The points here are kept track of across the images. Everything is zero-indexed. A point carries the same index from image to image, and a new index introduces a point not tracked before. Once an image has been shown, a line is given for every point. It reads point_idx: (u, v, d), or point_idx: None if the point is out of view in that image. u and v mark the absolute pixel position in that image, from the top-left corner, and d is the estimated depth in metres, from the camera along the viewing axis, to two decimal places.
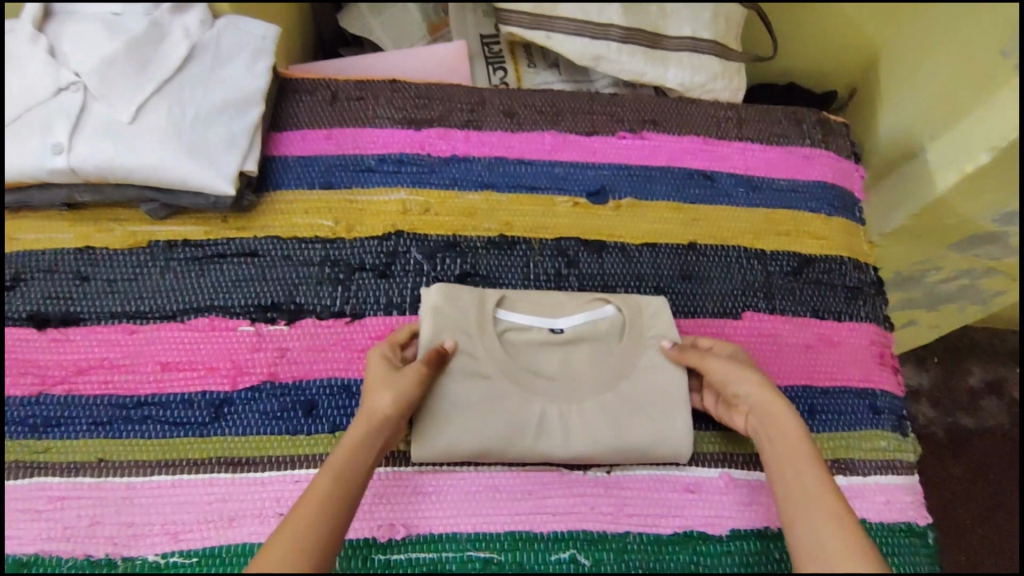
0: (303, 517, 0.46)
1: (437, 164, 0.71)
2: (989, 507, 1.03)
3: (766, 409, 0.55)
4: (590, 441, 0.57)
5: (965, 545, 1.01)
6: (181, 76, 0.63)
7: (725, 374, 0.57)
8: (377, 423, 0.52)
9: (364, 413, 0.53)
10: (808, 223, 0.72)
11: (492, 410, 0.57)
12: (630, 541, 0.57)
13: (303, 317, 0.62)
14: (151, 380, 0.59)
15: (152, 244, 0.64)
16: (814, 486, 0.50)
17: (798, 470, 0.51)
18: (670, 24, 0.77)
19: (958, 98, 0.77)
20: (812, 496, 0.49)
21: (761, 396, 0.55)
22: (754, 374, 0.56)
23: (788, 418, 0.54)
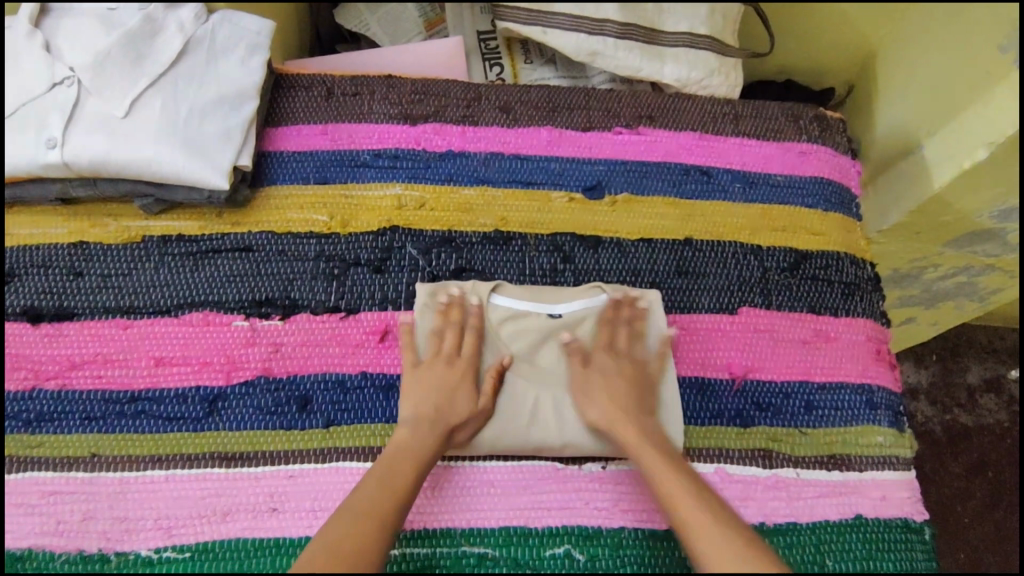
0: (368, 518, 0.49)
1: (433, 159, 0.70)
2: (986, 505, 1.03)
3: (624, 430, 0.55)
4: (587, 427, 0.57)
5: (963, 543, 1.01)
6: (175, 71, 0.63)
7: (589, 392, 0.57)
8: (421, 428, 0.55)
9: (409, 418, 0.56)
10: (805, 219, 0.72)
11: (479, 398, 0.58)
12: (625, 536, 0.57)
13: (297, 312, 0.62)
14: (146, 375, 0.59)
15: (147, 239, 0.64)
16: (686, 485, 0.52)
17: (665, 494, 0.52)
18: (666, 19, 0.77)
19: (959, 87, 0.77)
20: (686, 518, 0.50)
21: (614, 419, 0.56)
22: (615, 382, 0.57)
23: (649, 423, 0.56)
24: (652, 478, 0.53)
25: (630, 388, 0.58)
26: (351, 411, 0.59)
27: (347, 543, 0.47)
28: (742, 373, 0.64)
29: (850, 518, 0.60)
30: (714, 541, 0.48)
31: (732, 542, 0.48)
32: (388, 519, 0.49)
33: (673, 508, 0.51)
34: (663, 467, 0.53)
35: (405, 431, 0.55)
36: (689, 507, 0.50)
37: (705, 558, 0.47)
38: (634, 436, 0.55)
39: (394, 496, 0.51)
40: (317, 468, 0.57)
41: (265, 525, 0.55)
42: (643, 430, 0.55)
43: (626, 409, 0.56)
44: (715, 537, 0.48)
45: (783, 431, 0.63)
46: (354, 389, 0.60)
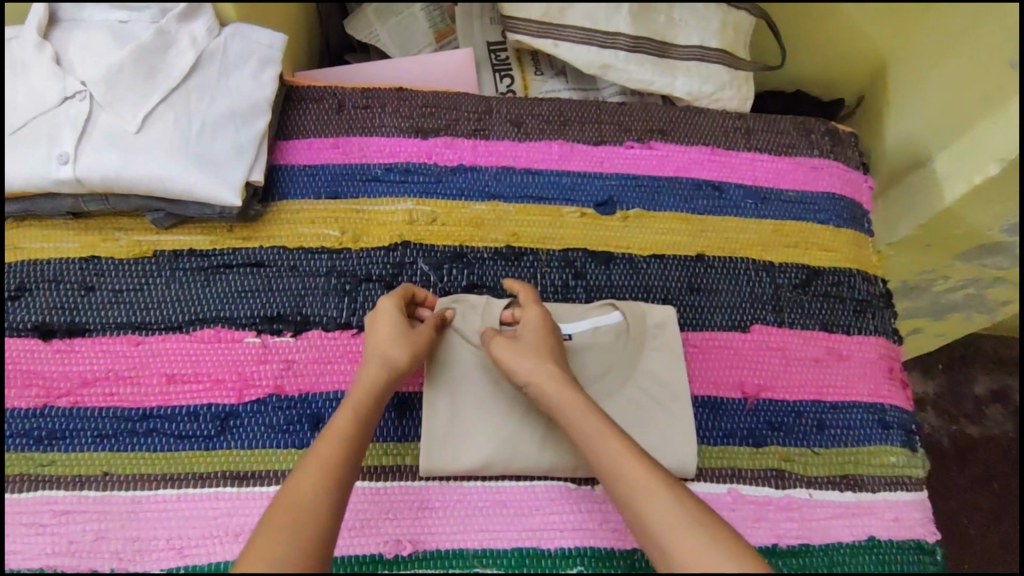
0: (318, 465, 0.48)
1: (444, 173, 0.70)
2: (994, 517, 1.03)
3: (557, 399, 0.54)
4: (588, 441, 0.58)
5: (970, 555, 1.01)
6: (187, 85, 0.63)
7: (512, 357, 0.56)
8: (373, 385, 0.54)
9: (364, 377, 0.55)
10: (817, 235, 0.72)
11: (480, 417, 0.59)
12: (639, 558, 0.56)
13: (309, 329, 0.62)
14: (157, 393, 0.59)
15: (158, 254, 0.64)
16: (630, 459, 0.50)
17: (604, 461, 0.50)
18: (679, 33, 0.77)
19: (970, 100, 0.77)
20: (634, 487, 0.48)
21: (543, 384, 0.55)
22: (543, 341, 0.57)
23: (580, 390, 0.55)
24: (588, 442, 0.51)
25: (546, 349, 0.57)
26: None
27: (291, 499, 0.46)
28: (754, 392, 0.64)
29: (864, 540, 0.60)
30: (659, 506, 0.47)
31: (675, 504, 0.47)
32: (339, 472, 0.48)
33: (613, 473, 0.50)
34: (600, 431, 0.51)
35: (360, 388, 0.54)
36: (630, 471, 0.49)
37: (651, 523, 0.47)
38: (572, 400, 0.53)
39: (340, 450, 0.50)
40: None
41: None
42: (568, 392, 0.54)
43: (552, 372, 0.55)
44: (659, 499, 0.47)
45: (796, 451, 0.62)
46: None
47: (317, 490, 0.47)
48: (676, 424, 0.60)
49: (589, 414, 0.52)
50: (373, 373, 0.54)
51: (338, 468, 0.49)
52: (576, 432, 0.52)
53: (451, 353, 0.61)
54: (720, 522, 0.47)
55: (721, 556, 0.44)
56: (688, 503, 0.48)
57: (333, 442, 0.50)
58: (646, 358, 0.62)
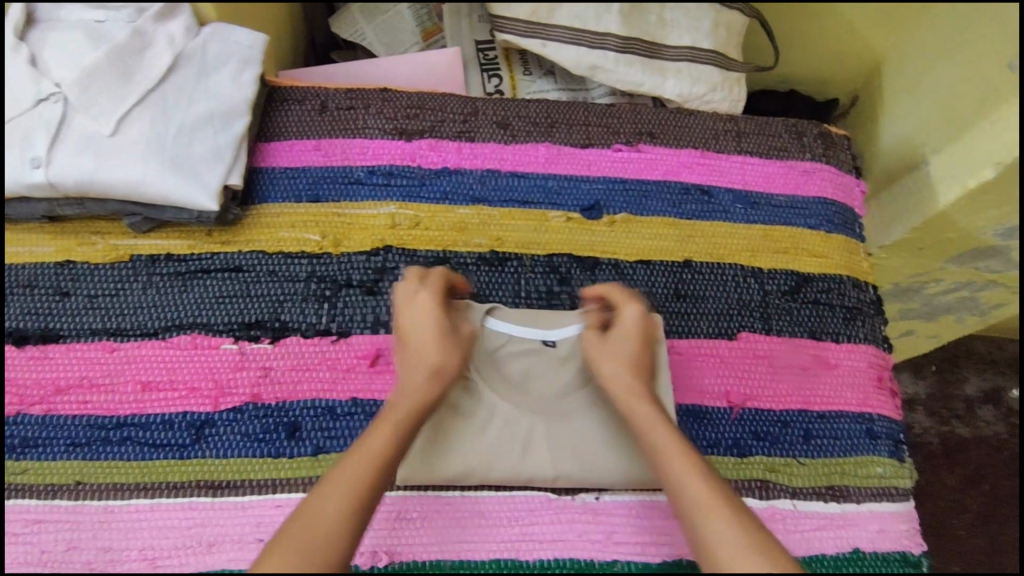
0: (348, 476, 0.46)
1: (428, 176, 0.69)
2: (984, 520, 1.03)
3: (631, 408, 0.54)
4: (569, 452, 0.57)
5: (960, 556, 1.00)
6: (164, 88, 0.62)
7: (606, 372, 0.56)
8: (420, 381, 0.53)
9: (406, 367, 0.54)
10: (807, 241, 0.71)
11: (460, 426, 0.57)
12: (618, 569, 0.57)
13: (287, 335, 0.61)
14: (131, 400, 0.58)
15: (135, 258, 0.63)
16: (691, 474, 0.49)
17: (669, 472, 0.50)
18: (670, 32, 0.76)
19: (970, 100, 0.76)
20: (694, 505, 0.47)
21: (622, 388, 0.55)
22: (631, 346, 0.57)
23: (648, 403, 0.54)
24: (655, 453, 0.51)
25: (627, 354, 0.56)
26: (340, 439, 0.58)
27: (320, 511, 0.44)
28: (739, 402, 0.63)
29: (846, 551, 0.59)
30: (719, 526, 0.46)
31: (734, 529, 0.46)
32: (367, 495, 0.46)
33: (678, 487, 0.49)
34: (670, 444, 0.51)
35: (405, 381, 0.53)
36: (695, 487, 0.48)
37: (709, 542, 0.46)
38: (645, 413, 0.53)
39: (377, 464, 0.48)
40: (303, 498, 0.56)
41: (249, 557, 0.54)
42: (638, 399, 0.54)
43: (629, 383, 0.55)
44: (719, 520, 0.46)
45: (781, 462, 0.61)
46: (344, 416, 0.59)
47: (343, 507, 0.45)
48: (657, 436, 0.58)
49: (658, 424, 0.52)
50: (421, 382, 0.52)
51: (372, 484, 0.47)
52: (643, 441, 0.52)
53: None
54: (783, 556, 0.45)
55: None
56: (749, 531, 0.46)
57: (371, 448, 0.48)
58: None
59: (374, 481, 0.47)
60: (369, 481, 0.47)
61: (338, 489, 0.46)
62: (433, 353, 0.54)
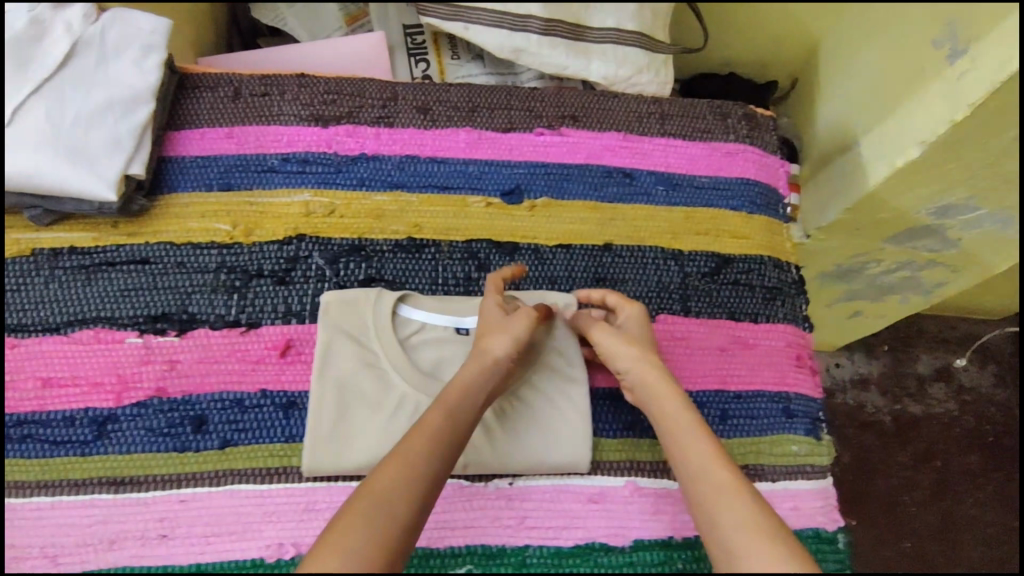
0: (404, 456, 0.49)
1: (345, 163, 0.68)
2: (934, 496, 1.03)
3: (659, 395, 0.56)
4: (482, 437, 0.57)
5: (910, 533, 1.00)
6: (61, 75, 0.60)
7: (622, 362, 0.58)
8: (488, 367, 0.55)
9: (474, 358, 0.56)
10: (729, 222, 0.71)
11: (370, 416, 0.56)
12: (530, 555, 0.56)
13: (194, 327, 0.60)
14: (31, 397, 0.57)
15: (36, 252, 0.62)
16: (709, 461, 0.51)
17: (690, 462, 0.52)
18: (593, 14, 0.74)
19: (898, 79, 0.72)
20: (712, 492, 0.49)
21: (640, 376, 0.57)
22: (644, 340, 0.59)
23: (669, 393, 0.55)
24: (677, 440, 0.53)
25: (642, 343, 0.59)
26: (248, 431, 0.57)
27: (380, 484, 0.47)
28: None
29: None
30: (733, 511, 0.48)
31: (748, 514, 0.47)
32: (423, 474, 0.48)
33: (698, 473, 0.51)
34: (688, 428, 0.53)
35: (472, 368, 0.55)
36: (715, 474, 0.50)
37: (725, 523, 0.47)
38: (667, 401, 0.55)
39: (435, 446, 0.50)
40: (209, 491, 0.55)
41: (151, 553, 0.54)
42: (665, 381, 0.56)
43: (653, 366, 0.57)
44: (737, 505, 0.48)
45: None
46: (252, 408, 0.58)
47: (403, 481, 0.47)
48: (565, 417, 0.59)
49: (681, 411, 0.54)
50: (470, 366, 0.55)
51: (427, 464, 0.49)
52: (668, 426, 0.54)
53: (339, 357, 0.58)
54: (790, 539, 0.46)
55: (792, 569, 0.43)
56: (766, 516, 0.48)
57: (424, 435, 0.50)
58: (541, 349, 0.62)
59: (430, 463, 0.49)
60: (424, 466, 0.49)
61: (385, 479, 0.47)
62: (486, 336, 0.57)
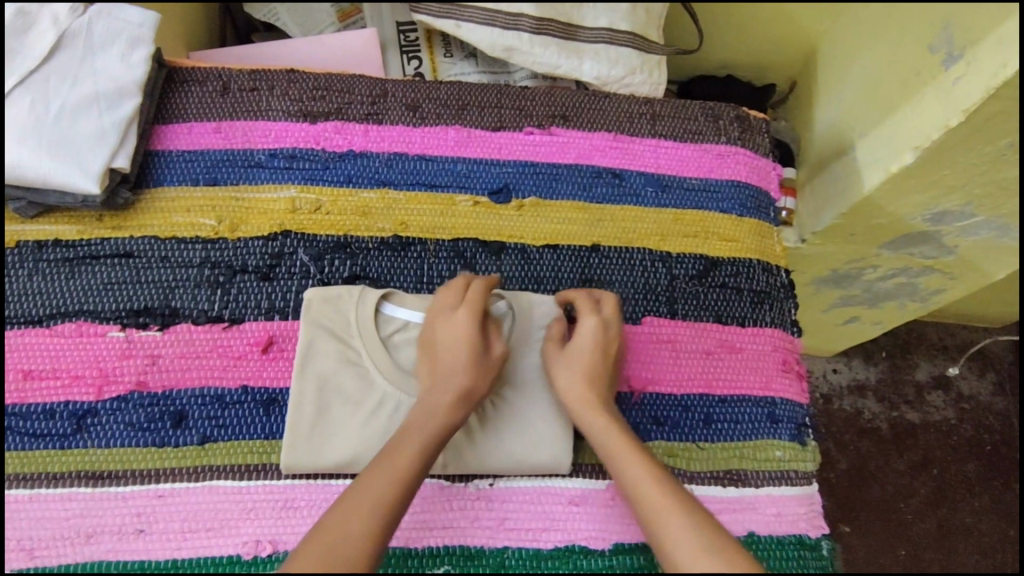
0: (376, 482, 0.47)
1: (332, 159, 0.68)
2: (930, 504, 1.02)
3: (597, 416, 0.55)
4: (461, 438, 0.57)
5: (905, 540, 0.99)
6: (47, 68, 0.60)
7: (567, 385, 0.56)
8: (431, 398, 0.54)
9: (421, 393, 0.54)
10: (718, 224, 0.70)
11: (351, 416, 0.56)
12: (508, 556, 0.56)
13: (176, 322, 0.60)
14: (11, 389, 0.57)
15: (21, 244, 0.62)
16: (643, 476, 0.51)
17: (628, 480, 0.51)
18: (586, 13, 0.73)
19: (898, 80, 0.71)
20: (652, 507, 0.49)
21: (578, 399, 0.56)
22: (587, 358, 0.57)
23: (598, 414, 0.55)
24: (613, 461, 0.53)
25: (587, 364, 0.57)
26: (228, 428, 0.57)
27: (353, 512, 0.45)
28: (640, 387, 0.63)
29: (742, 536, 0.59)
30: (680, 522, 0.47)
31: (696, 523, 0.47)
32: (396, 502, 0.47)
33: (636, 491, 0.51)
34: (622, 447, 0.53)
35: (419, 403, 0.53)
36: (653, 492, 0.50)
37: (667, 540, 0.47)
38: (596, 420, 0.55)
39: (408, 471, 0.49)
40: (186, 487, 0.55)
41: (128, 548, 0.53)
42: (597, 402, 0.56)
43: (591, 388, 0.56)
44: (676, 519, 0.48)
45: (680, 447, 0.61)
46: (233, 404, 0.58)
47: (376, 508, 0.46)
48: (545, 420, 0.58)
49: (611, 430, 0.54)
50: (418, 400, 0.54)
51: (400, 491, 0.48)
52: (601, 448, 0.54)
53: (323, 356, 0.57)
54: (741, 549, 0.46)
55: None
56: (707, 526, 0.47)
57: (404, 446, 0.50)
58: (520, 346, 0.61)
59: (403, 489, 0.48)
60: (404, 475, 0.48)
61: (356, 505, 0.46)
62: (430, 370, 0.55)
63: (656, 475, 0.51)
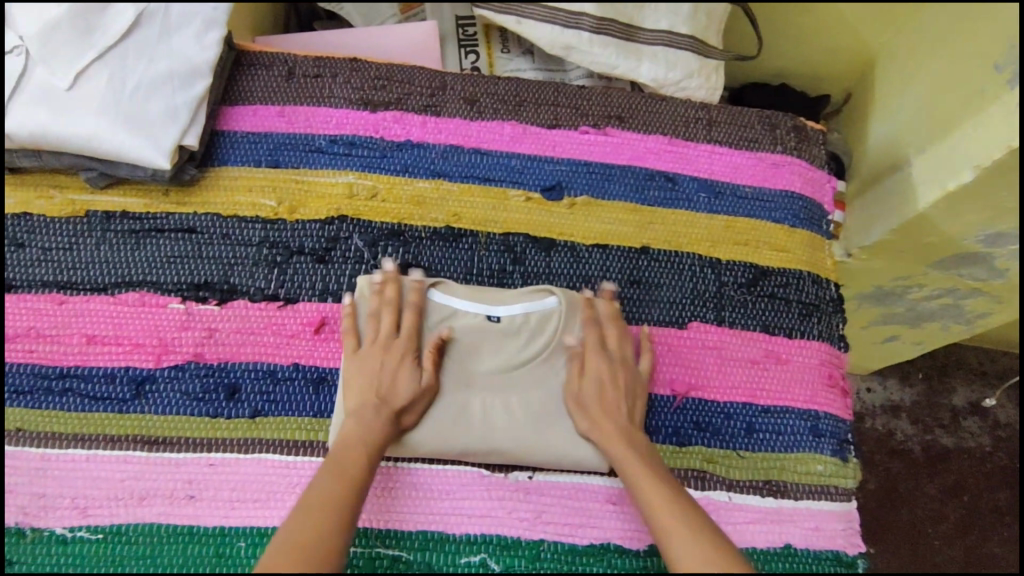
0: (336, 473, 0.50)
1: (390, 148, 0.69)
2: (964, 529, 1.00)
3: (608, 436, 0.56)
4: (504, 431, 0.57)
5: (937, 567, 0.97)
6: (125, 44, 0.60)
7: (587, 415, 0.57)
8: (370, 421, 0.54)
9: (357, 411, 0.54)
10: (769, 234, 0.70)
11: None
12: (545, 549, 0.57)
13: (234, 298, 0.62)
14: (76, 352, 0.59)
15: (90, 214, 0.64)
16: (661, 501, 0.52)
17: (646, 503, 0.52)
18: (646, 14, 0.70)
19: (958, 98, 0.69)
20: (669, 532, 0.50)
21: (600, 430, 0.56)
22: (600, 389, 0.57)
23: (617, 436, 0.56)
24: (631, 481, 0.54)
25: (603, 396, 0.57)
26: (279, 403, 0.59)
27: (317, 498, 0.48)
28: (683, 391, 0.63)
29: (778, 547, 0.59)
30: (695, 550, 0.48)
31: (708, 550, 0.48)
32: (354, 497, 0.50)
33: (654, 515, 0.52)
34: (639, 470, 0.54)
35: (354, 421, 0.54)
36: (671, 517, 0.51)
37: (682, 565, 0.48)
38: (615, 440, 0.55)
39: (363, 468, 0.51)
40: (237, 458, 0.57)
41: (178, 513, 0.55)
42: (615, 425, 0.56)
43: (612, 415, 0.57)
44: (693, 545, 0.49)
45: (720, 454, 0.62)
46: (284, 380, 0.59)
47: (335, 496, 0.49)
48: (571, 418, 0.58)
49: (628, 451, 0.55)
50: (353, 417, 0.54)
51: (355, 485, 0.50)
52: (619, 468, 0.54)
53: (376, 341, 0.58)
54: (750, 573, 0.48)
55: None
56: (722, 553, 0.48)
57: (354, 458, 0.52)
58: (502, 349, 0.59)
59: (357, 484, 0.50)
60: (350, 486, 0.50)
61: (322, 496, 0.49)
62: (368, 389, 0.55)
63: (673, 498, 0.52)
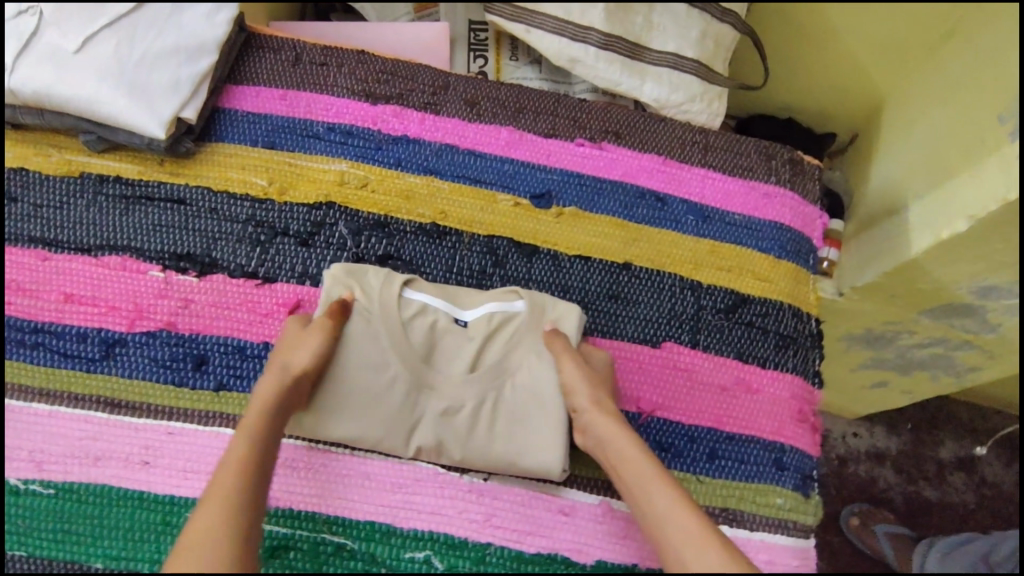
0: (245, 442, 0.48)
1: (385, 141, 0.69)
2: None
3: (611, 431, 0.54)
4: (460, 436, 0.57)
5: None
6: (137, 15, 0.62)
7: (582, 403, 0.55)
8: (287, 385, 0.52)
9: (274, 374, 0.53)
10: (753, 263, 0.69)
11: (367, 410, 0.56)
12: (491, 553, 0.57)
13: (214, 272, 0.62)
14: (52, 309, 0.60)
15: (84, 176, 0.65)
16: (665, 505, 0.49)
17: (650, 505, 0.50)
18: (654, 37, 0.69)
19: (957, 148, 0.68)
20: (673, 537, 0.47)
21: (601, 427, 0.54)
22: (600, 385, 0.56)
23: (621, 434, 0.53)
24: (635, 481, 0.51)
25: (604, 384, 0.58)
26: (244, 379, 0.59)
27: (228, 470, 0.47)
28: (649, 410, 0.63)
29: None
30: (704, 555, 0.46)
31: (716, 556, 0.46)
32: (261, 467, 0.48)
33: (660, 521, 0.49)
34: (643, 471, 0.51)
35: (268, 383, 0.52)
36: (680, 522, 0.48)
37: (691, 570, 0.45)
38: (619, 437, 0.53)
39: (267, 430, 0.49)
40: (196, 429, 0.57)
41: (131, 477, 0.56)
42: (616, 423, 0.54)
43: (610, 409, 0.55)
44: (705, 551, 0.46)
45: (680, 476, 0.61)
46: (252, 357, 0.60)
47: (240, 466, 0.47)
48: (530, 428, 0.57)
49: (632, 450, 0.53)
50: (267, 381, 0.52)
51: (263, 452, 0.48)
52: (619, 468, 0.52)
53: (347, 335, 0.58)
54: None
55: None
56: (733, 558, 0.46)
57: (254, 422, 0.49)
58: (466, 351, 0.58)
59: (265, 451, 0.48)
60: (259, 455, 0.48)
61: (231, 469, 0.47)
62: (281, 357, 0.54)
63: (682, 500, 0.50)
